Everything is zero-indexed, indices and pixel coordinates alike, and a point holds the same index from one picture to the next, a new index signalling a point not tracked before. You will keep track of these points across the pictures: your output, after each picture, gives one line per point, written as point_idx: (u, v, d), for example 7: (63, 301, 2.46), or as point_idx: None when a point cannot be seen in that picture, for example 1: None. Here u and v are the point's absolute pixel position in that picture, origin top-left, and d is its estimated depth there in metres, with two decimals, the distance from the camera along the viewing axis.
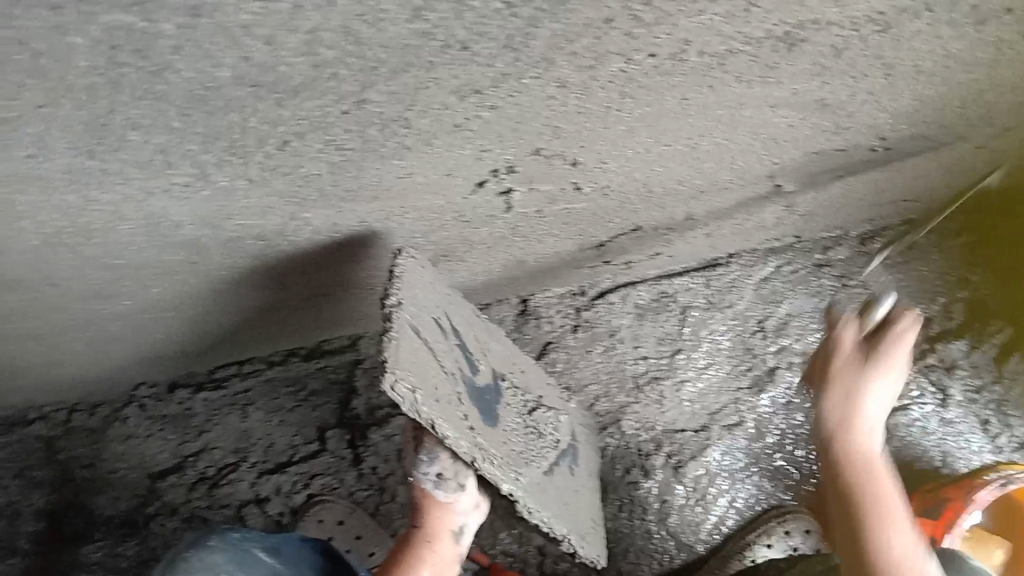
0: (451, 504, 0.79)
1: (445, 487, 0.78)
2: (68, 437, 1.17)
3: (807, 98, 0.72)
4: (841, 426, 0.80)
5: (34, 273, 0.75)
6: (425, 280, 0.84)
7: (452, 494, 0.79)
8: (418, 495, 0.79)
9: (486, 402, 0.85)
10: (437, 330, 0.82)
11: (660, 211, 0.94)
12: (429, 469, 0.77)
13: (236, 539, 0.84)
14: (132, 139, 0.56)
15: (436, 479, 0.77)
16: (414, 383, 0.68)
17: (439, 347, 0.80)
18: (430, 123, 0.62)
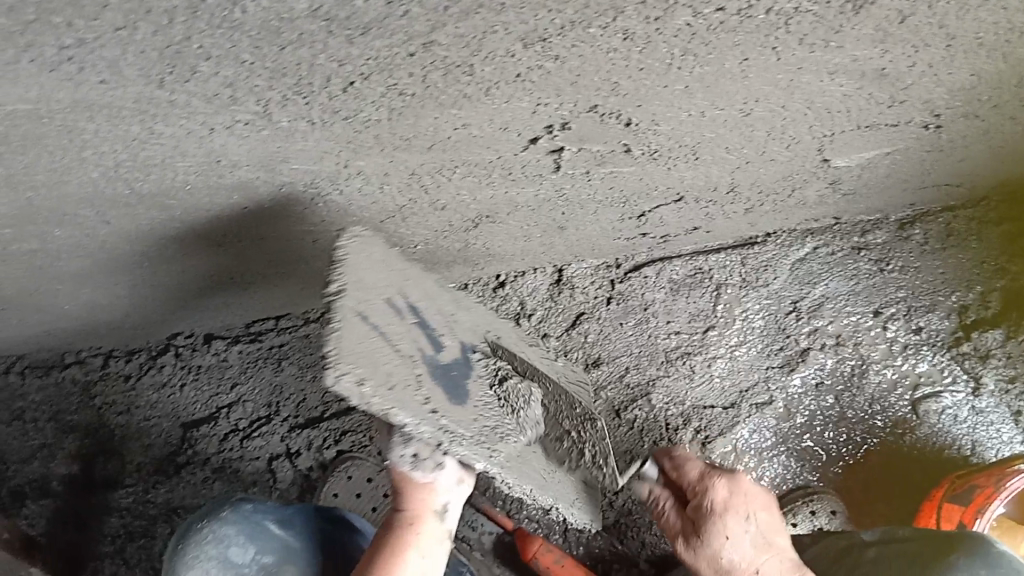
0: (432, 483, 0.79)
1: (423, 466, 0.78)
2: (104, 382, 1.19)
3: (866, 66, 0.71)
4: None
5: (89, 208, 0.76)
6: (377, 257, 0.83)
7: (431, 472, 0.78)
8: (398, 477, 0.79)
9: (454, 379, 0.85)
10: (393, 309, 0.81)
11: (706, 180, 0.94)
12: (403, 452, 0.77)
13: (249, 512, 0.87)
14: (203, 70, 0.56)
15: (412, 459, 0.77)
16: (363, 374, 0.69)
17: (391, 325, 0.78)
18: (493, 71, 0.63)
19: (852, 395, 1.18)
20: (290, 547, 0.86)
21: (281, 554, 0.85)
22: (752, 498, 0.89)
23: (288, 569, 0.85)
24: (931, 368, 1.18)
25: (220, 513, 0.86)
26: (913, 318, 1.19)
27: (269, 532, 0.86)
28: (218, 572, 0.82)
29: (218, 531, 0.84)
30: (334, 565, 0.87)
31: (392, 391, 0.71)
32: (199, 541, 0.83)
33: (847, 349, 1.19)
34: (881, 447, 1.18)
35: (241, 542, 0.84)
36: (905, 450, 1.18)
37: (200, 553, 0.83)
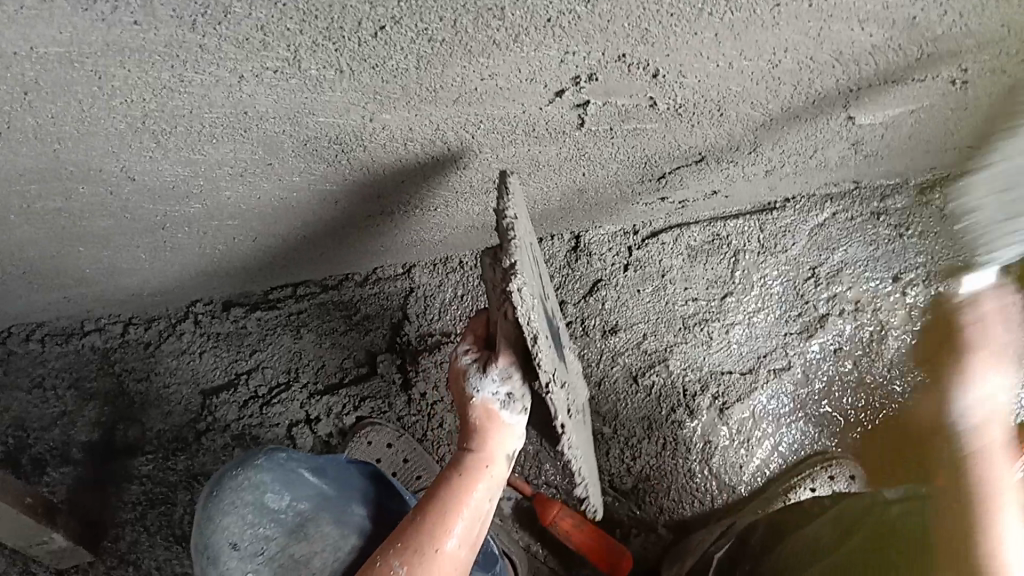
0: (511, 428, 0.81)
1: (512, 407, 0.80)
2: (124, 349, 1.19)
3: (897, 14, 0.70)
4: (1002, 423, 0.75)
5: (115, 163, 0.76)
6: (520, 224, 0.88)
7: (514, 417, 0.81)
8: (481, 415, 0.80)
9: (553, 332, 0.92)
10: (531, 253, 0.88)
11: (728, 138, 0.94)
12: (498, 390, 0.80)
13: (283, 460, 0.88)
14: (236, 11, 0.56)
15: (504, 399, 0.80)
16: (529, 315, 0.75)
17: (533, 271, 0.85)
18: (523, 16, 0.62)
19: (870, 361, 1.19)
20: (325, 495, 0.88)
21: (316, 502, 0.87)
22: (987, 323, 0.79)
23: (322, 517, 0.86)
24: None
25: (255, 460, 0.87)
26: (933, 284, 1.19)
27: (304, 479, 0.88)
28: (255, 518, 0.83)
29: (255, 477, 0.85)
30: (369, 515, 0.89)
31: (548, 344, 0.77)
32: (233, 487, 0.84)
33: (866, 315, 1.19)
34: (897, 412, 1.19)
35: (276, 489, 0.85)
36: (923, 414, 1.19)
37: (237, 498, 0.83)
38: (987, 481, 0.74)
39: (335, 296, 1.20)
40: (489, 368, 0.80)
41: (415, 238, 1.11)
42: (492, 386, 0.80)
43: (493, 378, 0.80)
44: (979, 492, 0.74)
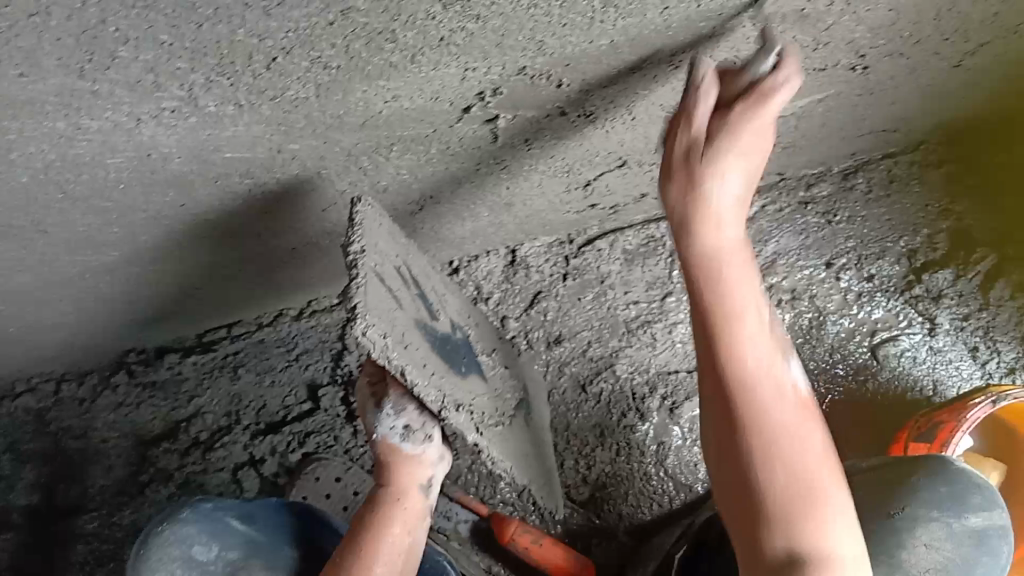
0: (420, 456, 0.79)
1: (412, 439, 0.78)
2: (59, 407, 1.16)
3: (785, 8, 0.72)
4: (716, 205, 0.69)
5: (22, 217, 0.75)
6: (383, 231, 0.83)
7: (418, 446, 0.79)
8: (384, 450, 0.79)
9: (447, 350, 0.86)
10: (399, 278, 0.82)
11: (645, 141, 0.95)
12: (395, 423, 0.78)
13: (208, 510, 0.85)
14: (122, 56, 0.56)
15: (403, 431, 0.78)
16: (383, 329, 0.70)
17: (401, 297, 0.80)
18: (415, 37, 0.62)
19: (811, 347, 1.20)
20: (255, 541, 0.86)
21: (247, 548, 0.84)
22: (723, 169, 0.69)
23: (254, 562, 0.84)
24: (885, 314, 1.21)
25: (179, 514, 0.84)
26: (865, 267, 1.22)
27: (230, 527, 0.85)
28: (183, 573, 0.81)
29: (179, 531, 0.82)
30: (298, 554, 0.87)
31: (405, 350, 0.72)
32: (160, 543, 0.82)
33: (803, 303, 1.21)
34: (845, 395, 1.19)
35: (204, 540, 0.83)
36: (869, 395, 1.19)
37: (164, 555, 0.81)
38: (726, 330, 0.67)
39: (272, 335, 1.19)
40: (383, 402, 0.78)
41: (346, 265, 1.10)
42: (389, 421, 0.78)
43: (389, 412, 0.78)
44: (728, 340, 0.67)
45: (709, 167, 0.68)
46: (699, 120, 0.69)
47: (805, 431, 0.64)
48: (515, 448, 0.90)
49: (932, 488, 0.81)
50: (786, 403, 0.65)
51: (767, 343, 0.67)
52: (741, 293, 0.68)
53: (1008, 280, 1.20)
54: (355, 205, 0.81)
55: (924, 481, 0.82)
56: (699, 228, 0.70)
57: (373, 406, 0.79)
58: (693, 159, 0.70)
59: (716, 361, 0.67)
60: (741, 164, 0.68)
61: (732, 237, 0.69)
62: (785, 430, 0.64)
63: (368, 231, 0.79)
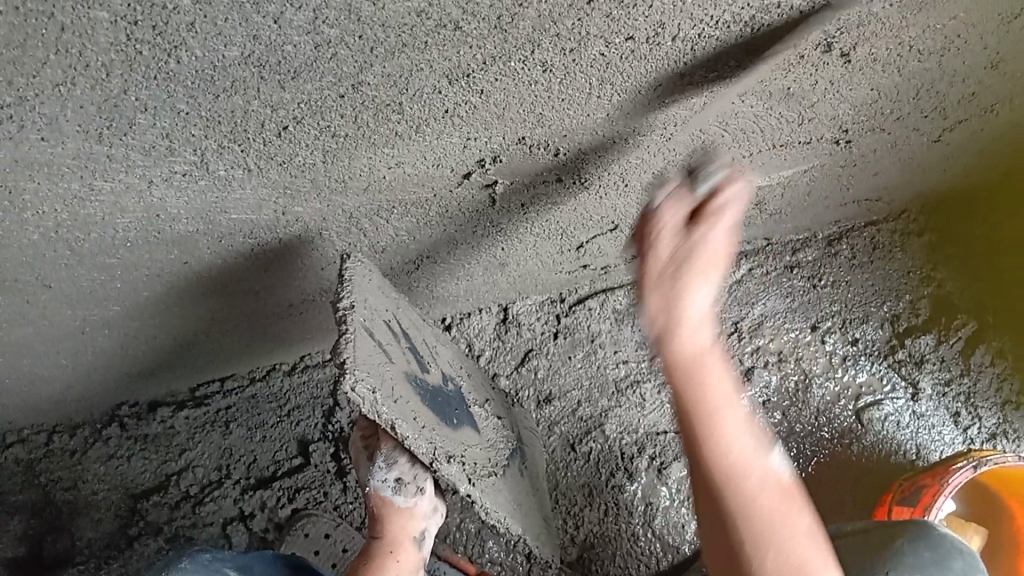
0: (412, 509, 0.82)
1: (405, 491, 0.80)
2: (50, 458, 1.15)
3: (772, 87, 0.76)
4: (692, 269, 0.67)
5: (29, 273, 0.76)
6: (373, 284, 0.83)
7: (411, 498, 0.81)
8: (378, 503, 0.81)
9: (439, 403, 0.85)
10: (389, 332, 0.81)
11: (637, 206, 0.98)
12: (387, 476, 0.80)
13: (207, 560, 0.86)
14: (141, 122, 0.59)
15: (395, 484, 0.80)
16: (374, 384, 0.70)
17: (391, 352, 0.78)
18: (421, 109, 0.65)
19: (798, 410, 1.22)
20: None
21: None
22: (712, 254, 0.67)
23: None
24: (870, 377, 1.24)
25: (179, 564, 0.84)
26: (849, 330, 1.25)
27: None
28: None
29: None
30: None
31: (397, 404, 0.71)
32: None
33: (789, 365, 1.24)
34: (829, 457, 1.21)
35: None
36: (853, 458, 1.21)
37: None
38: (704, 419, 0.65)
39: (264, 390, 1.20)
40: (375, 455, 0.80)
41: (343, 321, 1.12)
42: (382, 473, 0.79)
43: (381, 466, 0.79)
44: (702, 416, 0.65)
45: (680, 258, 0.67)
46: (668, 224, 0.69)
47: (802, 523, 0.63)
48: (510, 499, 0.89)
49: (914, 552, 0.88)
50: (768, 483, 0.64)
51: (746, 429, 0.66)
52: (715, 374, 0.66)
53: (988, 346, 1.24)
54: (345, 260, 0.82)
55: (907, 546, 0.89)
56: (673, 342, 0.66)
57: (366, 459, 0.80)
58: (659, 244, 0.68)
59: (697, 439, 0.65)
60: (713, 251, 0.68)
61: (708, 317, 0.67)
62: (786, 518, 0.63)
63: (359, 288, 0.79)
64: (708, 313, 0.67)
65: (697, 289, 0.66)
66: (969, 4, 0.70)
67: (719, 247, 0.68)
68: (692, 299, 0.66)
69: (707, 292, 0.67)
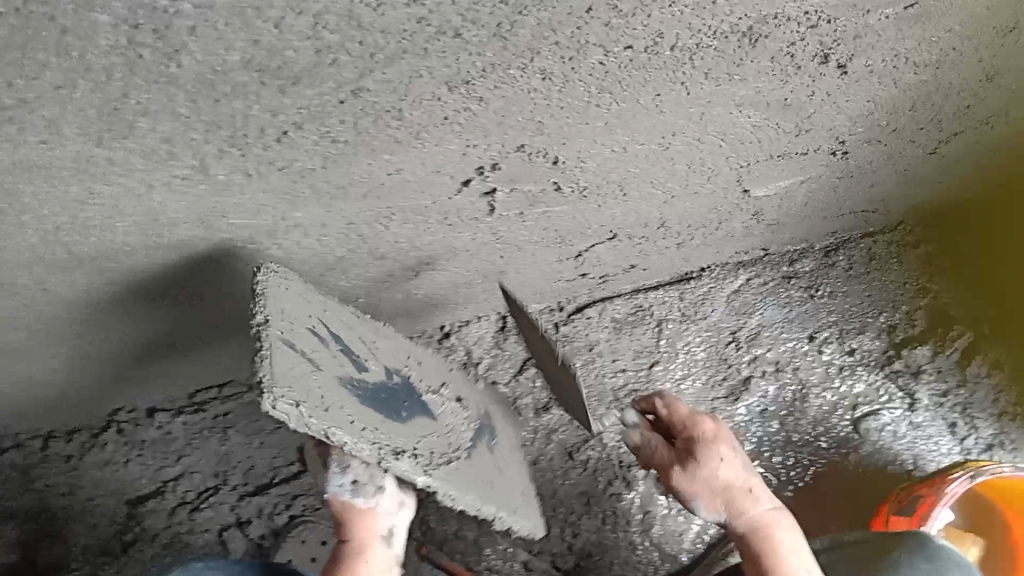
0: (375, 509, 0.78)
1: (364, 492, 0.77)
2: (44, 464, 1.14)
3: (770, 97, 0.76)
4: (703, 448, 0.79)
5: (27, 276, 0.77)
6: (293, 292, 0.82)
7: (372, 498, 0.78)
8: (339, 508, 0.77)
9: (383, 400, 0.81)
10: (314, 339, 0.78)
11: (635, 216, 0.99)
12: (343, 480, 0.76)
13: (198, 569, 0.87)
14: (141, 126, 0.59)
15: (352, 487, 0.77)
16: (298, 397, 0.65)
17: (315, 358, 0.74)
18: (421, 115, 0.66)
19: (795, 420, 1.22)
20: None
21: None
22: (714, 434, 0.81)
23: None
24: (867, 388, 1.23)
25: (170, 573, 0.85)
26: (846, 340, 1.25)
27: None
28: None
29: None
30: None
31: (328, 411, 0.67)
32: None
33: (787, 375, 1.23)
34: (829, 465, 1.21)
35: None
36: (850, 469, 1.21)
37: None
38: (770, 554, 0.76)
39: None
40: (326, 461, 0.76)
41: None
42: (336, 479, 0.76)
43: (335, 471, 0.76)
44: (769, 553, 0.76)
45: (691, 446, 0.80)
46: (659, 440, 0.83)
47: None
48: (479, 481, 0.84)
49: (910, 563, 0.89)
50: None
51: (793, 536, 0.78)
52: (776, 529, 0.78)
53: (985, 357, 1.24)
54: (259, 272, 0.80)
55: (904, 557, 0.90)
56: (737, 514, 0.78)
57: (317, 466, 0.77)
58: (663, 452, 0.82)
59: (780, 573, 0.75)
60: (712, 430, 0.81)
61: (740, 474, 0.79)
62: None
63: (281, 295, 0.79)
64: (736, 470, 0.79)
65: (723, 467, 0.78)
66: (966, 16, 0.71)
67: (716, 428, 0.82)
68: (719, 466, 0.78)
69: (731, 458, 0.79)
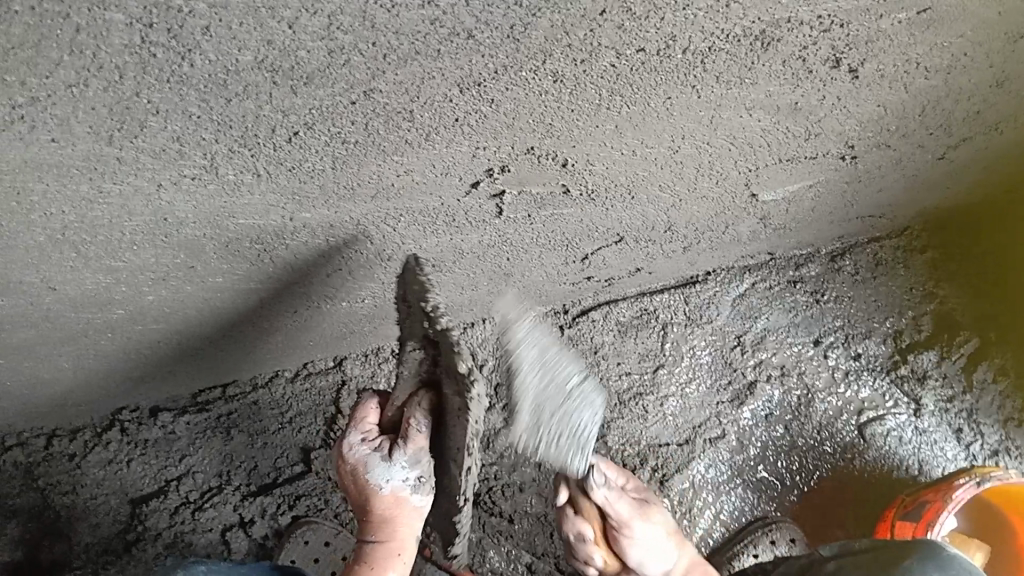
0: (420, 510, 0.89)
1: (421, 491, 0.88)
2: (48, 462, 1.14)
3: (780, 101, 0.76)
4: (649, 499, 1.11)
5: (33, 275, 0.76)
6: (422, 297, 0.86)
7: (424, 499, 0.89)
8: (392, 502, 0.87)
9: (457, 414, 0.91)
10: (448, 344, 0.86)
11: (642, 219, 0.98)
12: (407, 476, 0.87)
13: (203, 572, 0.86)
14: (152, 125, 0.59)
15: (413, 484, 0.87)
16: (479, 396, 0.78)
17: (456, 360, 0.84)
18: (432, 117, 0.66)
19: (800, 424, 1.22)
20: None
21: None
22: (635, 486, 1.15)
23: None
24: (873, 393, 1.24)
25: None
26: (852, 345, 1.25)
27: None
28: None
29: None
30: None
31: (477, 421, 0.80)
32: None
33: (792, 380, 1.23)
34: (832, 471, 1.22)
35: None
36: (857, 472, 1.22)
37: None
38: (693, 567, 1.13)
39: (266, 396, 1.19)
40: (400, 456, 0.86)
41: (344, 328, 1.12)
42: (401, 473, 0.86)
43: (402, 466, 0.86)
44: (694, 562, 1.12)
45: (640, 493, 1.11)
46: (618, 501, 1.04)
47: None
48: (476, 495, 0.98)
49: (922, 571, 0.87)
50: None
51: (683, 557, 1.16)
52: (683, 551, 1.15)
53: (991, 363, 1.25)
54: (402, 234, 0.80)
55: (916, 565, 0.88)
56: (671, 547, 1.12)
57: (384, 458, 0.87)
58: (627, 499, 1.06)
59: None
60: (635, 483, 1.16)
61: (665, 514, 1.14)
62: None
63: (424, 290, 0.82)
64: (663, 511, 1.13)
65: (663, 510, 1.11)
66: (978, 23, 0.71)
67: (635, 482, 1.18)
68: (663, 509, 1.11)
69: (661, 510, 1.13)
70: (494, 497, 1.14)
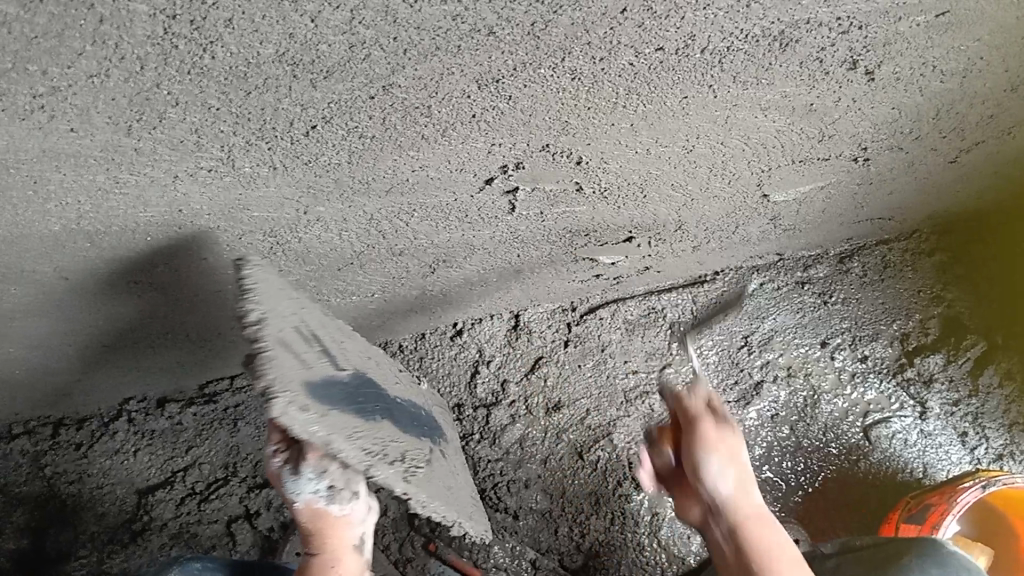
0: (347, 516, 0.79)
1: (339, 499, 0.77)
2: (55, 451, 1.15)
3: (796, 102, 0.76)
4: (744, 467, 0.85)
5: (47, 264, 0.77)
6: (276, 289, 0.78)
7: (345, 506, 0.78)
8: (313, 516, 0.77)
9: (363, 402, 0.80)
10: (301, 338, 0.76)
11: (654, 218, 0.98)
12: (319, 486, 0.76)
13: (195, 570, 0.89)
14: (171, 116, 0.59)
15: (328, 493, 0.76)
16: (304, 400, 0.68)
17: (312, 361, 0.74)
18: (450, 113, 0.66)
19: (806, 425, 1.22)
20: None
21: None
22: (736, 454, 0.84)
23: None
24: (878, 395, 1.24)
25: None
26: (859, 347, 1.26)
27: None
28: None
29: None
30: None
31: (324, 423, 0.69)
32: None
33: (798, 381, 1.24)
34: (836, 472, 1.20)
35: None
36: (860, 475, 1.21)
37: None
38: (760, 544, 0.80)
39: None
40: (303, 467, 0.75)
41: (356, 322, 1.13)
42: (311, 485, 0.76)
43: (309, 477, 0.75)
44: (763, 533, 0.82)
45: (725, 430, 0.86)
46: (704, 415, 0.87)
47: None
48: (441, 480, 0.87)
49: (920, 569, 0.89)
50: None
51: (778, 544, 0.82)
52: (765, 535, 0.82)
53: (997, 367, 1.24)
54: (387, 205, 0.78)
55: (915, 562, 0.90)
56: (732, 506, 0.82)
57: (291, 471, 0.76)
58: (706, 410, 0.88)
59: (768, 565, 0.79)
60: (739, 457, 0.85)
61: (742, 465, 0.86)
62: None
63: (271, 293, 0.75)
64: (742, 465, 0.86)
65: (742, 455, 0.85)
66: (996, 27, 0.70)
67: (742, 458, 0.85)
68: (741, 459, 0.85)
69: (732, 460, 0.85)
70: (499, 493, 1.14)
